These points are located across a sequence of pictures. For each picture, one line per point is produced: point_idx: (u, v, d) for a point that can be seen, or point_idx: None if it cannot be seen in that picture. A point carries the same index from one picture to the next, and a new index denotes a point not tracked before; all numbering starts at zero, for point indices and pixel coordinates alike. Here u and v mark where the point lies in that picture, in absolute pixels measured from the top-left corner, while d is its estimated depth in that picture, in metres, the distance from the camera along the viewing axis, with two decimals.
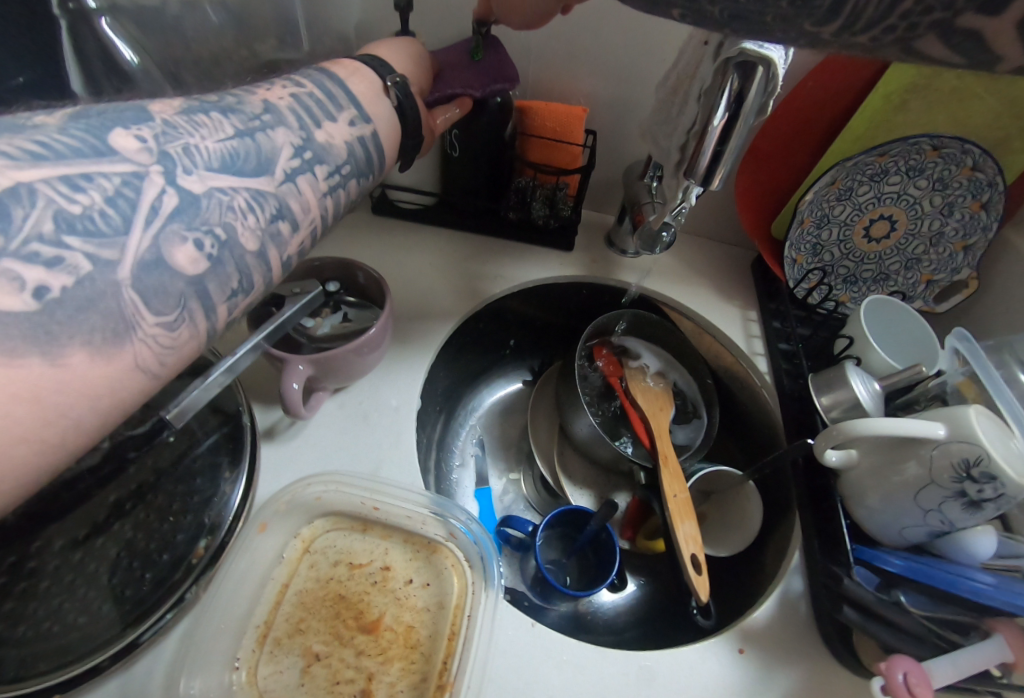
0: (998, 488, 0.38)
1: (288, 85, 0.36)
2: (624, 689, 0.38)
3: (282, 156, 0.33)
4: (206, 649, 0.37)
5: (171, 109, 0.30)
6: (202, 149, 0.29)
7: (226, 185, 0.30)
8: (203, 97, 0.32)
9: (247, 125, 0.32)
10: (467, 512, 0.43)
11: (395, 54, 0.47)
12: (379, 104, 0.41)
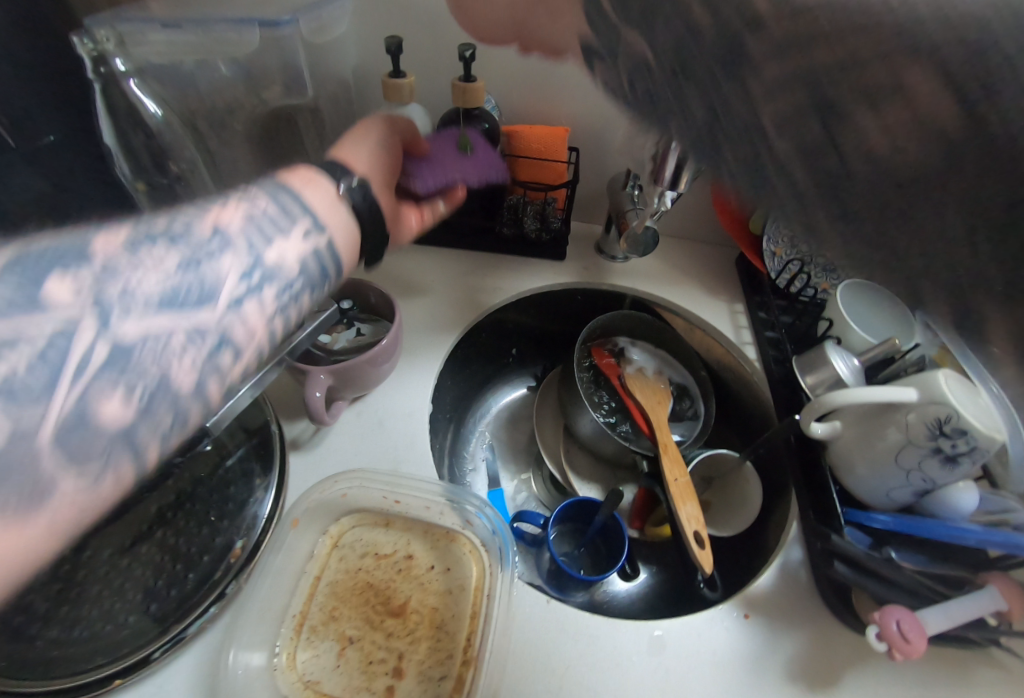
0: (970, 441, 0.41)
1: (243, 200, 0.34)
2: (638, 656, 0.41)
3: (228, 283, 0.30)
4: (252, 631, 0.40)
5: (113, 242, 0.27)
6: (141, 288, 0.27)
7: (161, 328, 0.27)
8: (150, 221, 0.30)
9: (193, 254, 0.29)
10: (480, 499, 0.47)
11: (359, 151, 0.44)
12: (340, 214, 0.39)
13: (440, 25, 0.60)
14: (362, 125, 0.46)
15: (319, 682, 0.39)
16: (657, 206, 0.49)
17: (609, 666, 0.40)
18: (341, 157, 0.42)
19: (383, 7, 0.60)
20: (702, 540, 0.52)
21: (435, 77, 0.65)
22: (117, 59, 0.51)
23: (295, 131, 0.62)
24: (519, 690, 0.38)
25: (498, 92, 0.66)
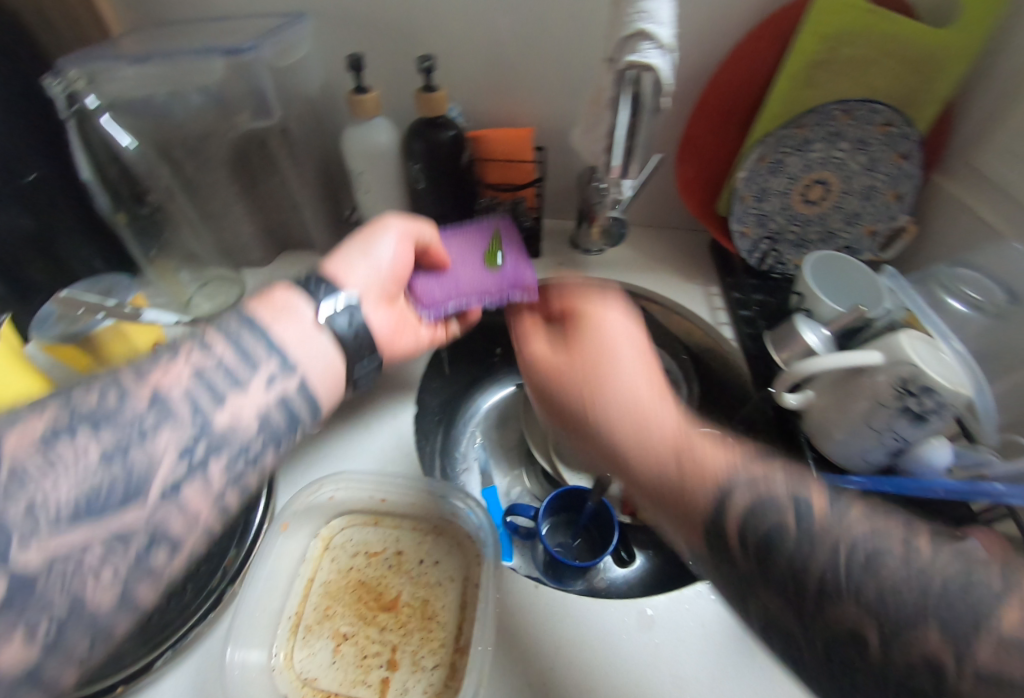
0: (936, 398, 0.43)
1: (193, 359, 0.34)
2: (628, 632, 0.42)
3: (163, 466, 0.30)
4: (250, 631, 0.41)
5: (27, 440, 0.27)
6: (53, 500, 0.26)
7: (76, 542, 0.26)
8: (80, 400, 0.30)
9: (120, 440, 0.29)
10: (465, 493, 0.48)
11: (349, 260, 0.46)
12: (316, 341, 0.39)
13: (398, 37, 0.63)
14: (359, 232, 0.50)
15: (317, 678, 0.40)
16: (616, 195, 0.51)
17: (600, 645, 0.41)
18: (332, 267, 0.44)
19: (342, 26, 0.62)
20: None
21: (399, 89, 0.67)
22: (89, 96, 0.52)
23: (266, 152, 0.64)
24: (511, 674, 0.39)
25: (462, 99, 0.67)
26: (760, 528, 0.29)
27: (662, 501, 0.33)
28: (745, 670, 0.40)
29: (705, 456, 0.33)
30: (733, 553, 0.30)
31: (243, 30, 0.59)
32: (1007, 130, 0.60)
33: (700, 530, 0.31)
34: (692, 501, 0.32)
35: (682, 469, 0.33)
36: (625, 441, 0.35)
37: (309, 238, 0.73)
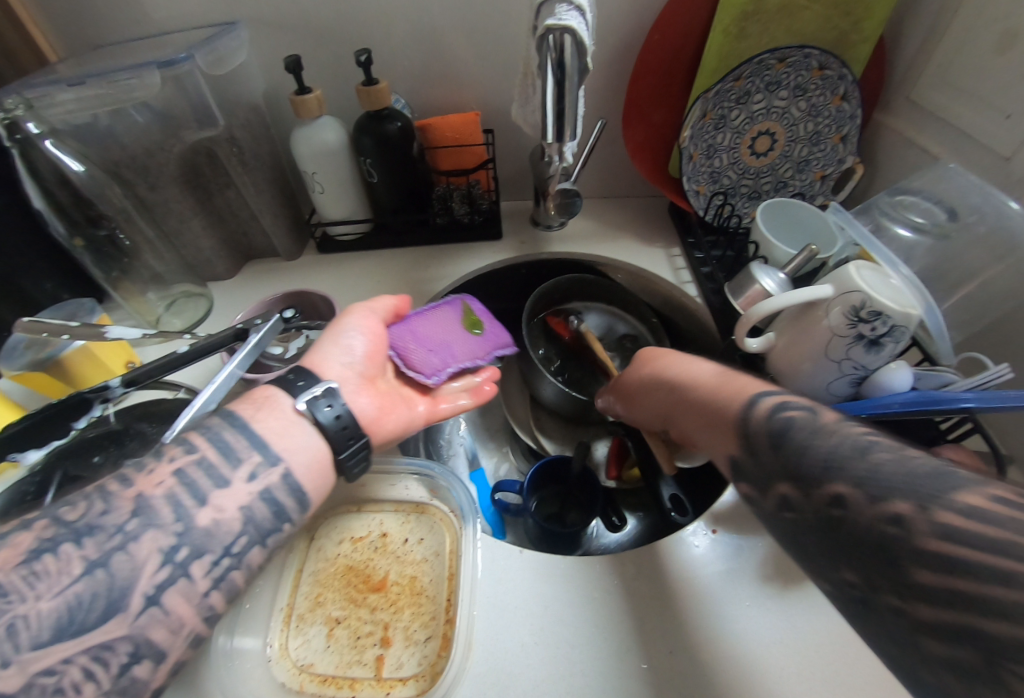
0: (887, 321, 0.44)
1: (181, 456, 0.36)
2: (614, 582, 0.42)
3: (144, 574, 0.31)
4: (247, 620, 0.42)
5: (11, 559, 0.29)
6: (33, 617, 0.28)
7: (58, 658, 0.28)
8: (67, 513, 0.32)
9: (103, 549, 0.31)
10: (443, 469, 0.49)
11: (321, 356, 0.47)
12: (300, 428, 0.40)
13: (333, 35, 0.63)
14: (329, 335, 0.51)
15: (312, 664, 0.40)
16: (559, 161, 0.53)
17: (587, 599, 0.41)
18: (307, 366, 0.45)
19: (277, 30, 0.63)
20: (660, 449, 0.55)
21: (342, 88, 0.68)
22: (29, 122, 0.51)
23: (218, 163, 0.65)
24: (500, 636, 0.39)
25: (407, 90, 0.68)
26: (776, 429, 0.35)
27: (699, 425, 0.42)
28: (731, 604, 0.41)
29: (731, 381, 0.42)
30: (756, 442, 0.35)
31: (179, 45, 0.59)
32: (937, 60, 0.61)
33: (731, 439, 0.38)
34: (726, 415, 0.39)
35: (710, 399, 0.41)
36: (668, 390, 0.46)
37: (272, 245, 0.74)
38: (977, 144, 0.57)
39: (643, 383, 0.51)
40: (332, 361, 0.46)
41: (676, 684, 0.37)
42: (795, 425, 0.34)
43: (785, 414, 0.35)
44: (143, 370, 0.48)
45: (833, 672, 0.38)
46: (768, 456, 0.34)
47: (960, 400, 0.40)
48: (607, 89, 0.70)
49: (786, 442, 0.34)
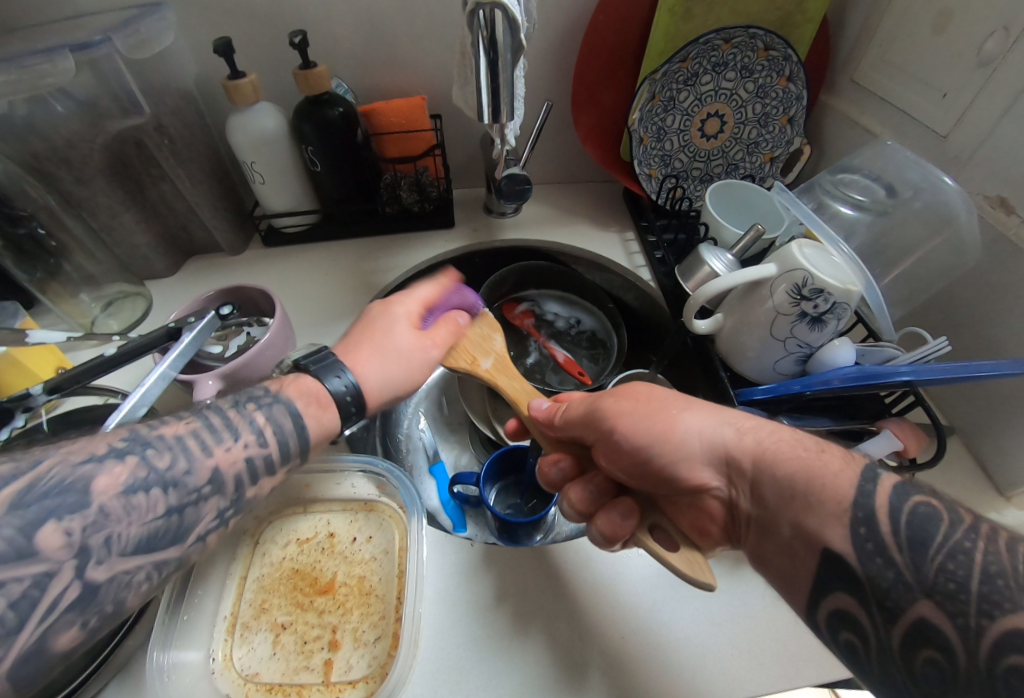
0: (828, 299, 0.44)
1: (252, 422, 0.35)
2: (566, 570, 0.43)
3: (203, 522, 0.31)
4: (187, 633, 0.40)
5: (114, 486, 0.27)
6: (124, 537, 0.27)
7: (133, 564, 0.28)
8: (155, 457, 0.30)
9: (183, 498, 0.30)
10: (386, 466, 0.47)
11: (388, 386, 0.42)
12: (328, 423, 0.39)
13: (266, 15, 0.60)
14: (376, 348, 0.43)
15: (257, 673, 0.39)
16: (503, 144, 0.52)
17: (542, 592, 0.42)
18: (369, 399, 0.41)
19: (205, 11, 0.60)
20: (661, 536, 0.36)
21: (279, 71, 0.65)
22: None
23: (149, 154, 0.60)
24: (450, 637, 0.39)
25: (349, 75, 0.66)
26: (907, 523, 0.28)
27: (789, 498, 0.31)
28: (682, 590, 0.42)
29: (808, 439, 0.34)
30: (881, 534, 0.28)
31: (96, 26, 0.55)
32: (878, 41, 0.62)
33: (841, 523, 0.29)
34: (837, 492, 0.30)
35: (806, 464, 0.32)
36: (730, 439, 0.35)
37: (214, 240, 0.71)
38: (914, 123, 0.58)
39: (681, 421, 0.37)
40: (397, 390, 0.43)
41: (632, 668, 0.38)
42: (940, 524, 0.28)
43: (914, 503, 0.29)
44: (64, 376, 0.45)
45: (786, 649, 0.39)
46: (891, 556, 0.28)
47: (898, 374, 0.41)
48: (556, 71, 0.69)
49: (926, 548, 0.27)
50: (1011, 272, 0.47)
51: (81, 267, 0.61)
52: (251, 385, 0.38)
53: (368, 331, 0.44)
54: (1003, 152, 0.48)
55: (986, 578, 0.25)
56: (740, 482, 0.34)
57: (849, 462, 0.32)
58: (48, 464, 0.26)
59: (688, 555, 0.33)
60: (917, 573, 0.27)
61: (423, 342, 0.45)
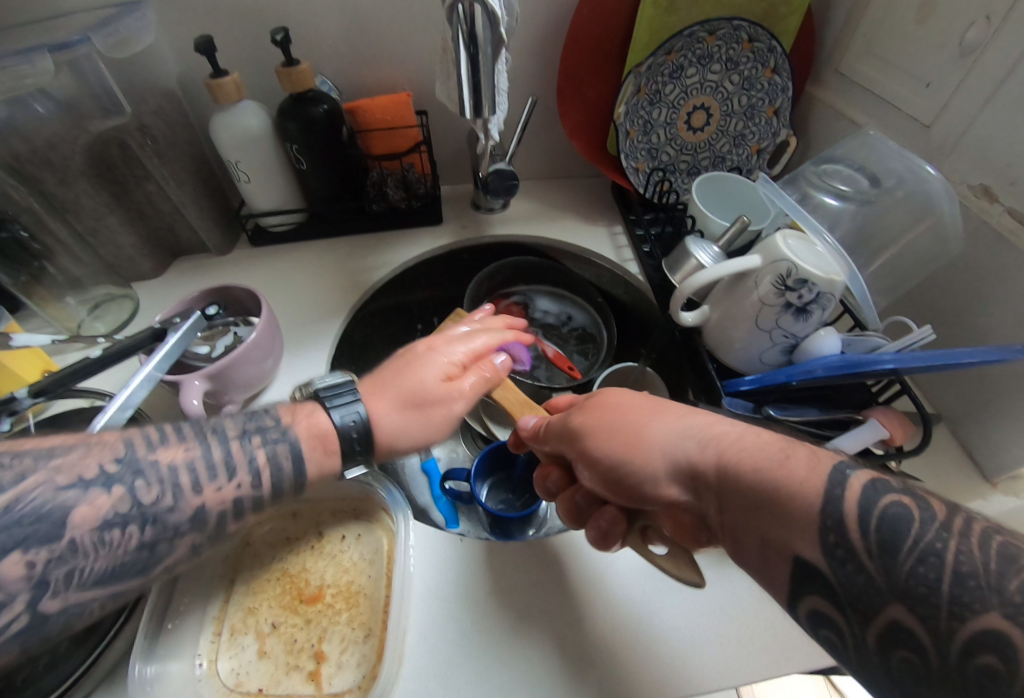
0: (812, 289, 0.44)
1: (241, 458, 0.35)
2: (553, 566, 0.43)
3: (168, 556, 0.31)
4: (173, 640, 0.40)
5: (92, 518, 0.28)
6: (86, 570, 0.27)
7: (87, 596, 0.28)
8: (142, 491, 0.30)
9: (159, 534, 0.30)
10: (375, 470, 0.47)
11: (404, 434, 0.41)
12: (329, 449, 0.38)
13: (247, 13, 0.60)
14: (403, 386, 0.42)
15: (243, 681, 0.39)
16: (486, 138, 0.52)
17: (530, 588, 0.42)
18: (377, 441, 0.40)
19: (185, 9, 0.59)
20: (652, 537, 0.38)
21: (262, 69, 0.65)
22: None
23: (131, 155, 0.60)
24: (439, 638, 0.39)
25: (333, 72, 0.66)
26: (876, 525, 0.25)
27: (754, 509, 0.29)
28: (670, 584, 0.42)
29: (780, 444, 0.30)
30: (850, 539, 0.25)
31: (75, 26, 0.55)
32: (861, 32, 0.62)
33: (809, 531, 0.26)
34: (804, 501, 0.27)
35: (769, 477, 0.28)
36: (693, 451, 0.33)
37: (201, 240, 0.70)
38: (899, 113, 0.58)
39: (645, 436, 0.35)
40: (409, 439, 0.41)
41: (617, 662, 0.38)
42: (911, 522, 0.24)
43: (885, 502, 0.25)
44: (49, 380, 0.44)
45: (774, 637, 0.40)
46: (862, 561, 0.24)
47: (881, 362, 0.41)
48: (542, 65, 0.69)
49: (894, 551, 0.24)
50: (994, 259, 0.47)
51: (66, 271, 0.61)
52: (259, 413, 0.38)
53: (406, 377, 0.43)
54: (985, 140, 0.49)
55: (958, 579, 0.22)
56: (706, 496, 0.32)
57: (814, 461, 0.28)
58: (33, 484, 0.27)
59: (676, 557, 0.36)
60: (886, 576, 0.24)
61: (452, 388, 0.44)
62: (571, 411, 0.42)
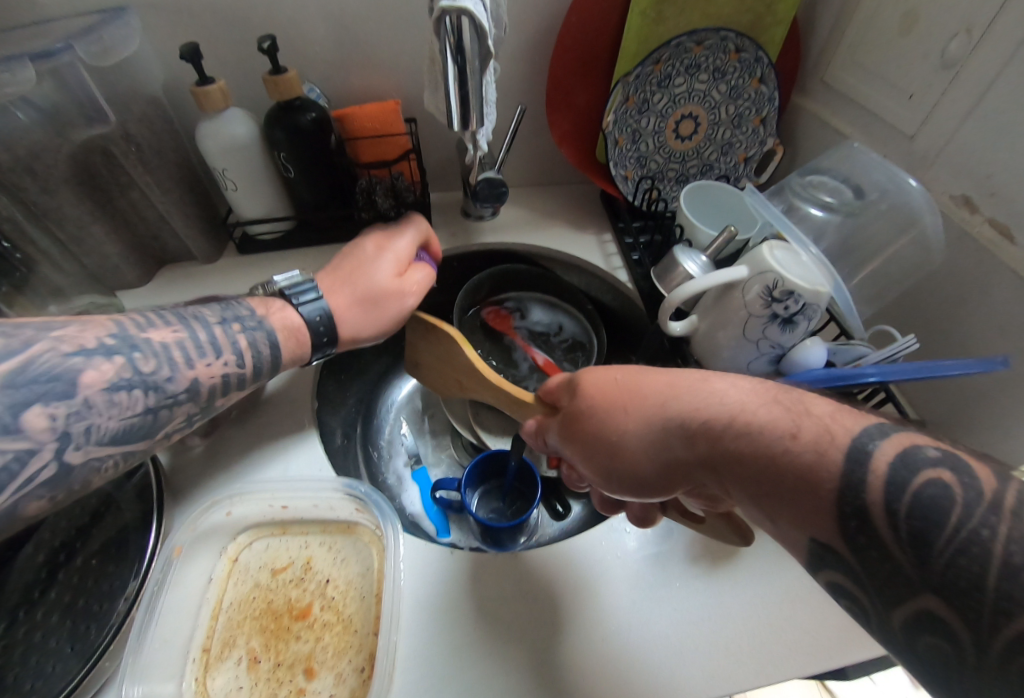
0: (798, 300, 0.45)
1: (226, 340, 0.38)
2: (543, 580, 0.43)
3: (166, 422, 0.35)
4: (157, 663, 0.39)
5: (98, 381, 0.31)
6: (102, 427, 0.31)
7: (105, 452, 0.32)
8: (140, 361, 0.33)
9: (160, 400, 0.34)
10: (364, 487, 0.47)
11: (363, 329, 0.45)
12: (299, 336, 0.43)
13: (234, 22, 0.60)
14: (358, 288, 0.45)
15: None
16: (475, 149, 0.52)
17: (521, 600, 0.42)
18: (341, 332, 0.44)
19: (170, 17, 0.59)
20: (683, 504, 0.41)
21: (248, 78, 0.65)
22: None
23: (116, 162, 0.59)
24: (429, 657, 0.39)
25: (321, 81, 0.66)
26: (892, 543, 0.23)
27: (762, 503, 0.28)
28: (661, 597, 0.42)
29: (777, 420, 0.28)
30: (876, 529, 0.23)
31: (56, 34, 0.54)
32: (845, 44, 0.63)
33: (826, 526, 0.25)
34: (815, 487, 0.25)
35: (768, 465, 0.27)
36: (683, 447, 0.32)
37: (187, 248, 0.69)
38: (882, 123, 0.59)
39: (628, 435, 0.35)
40: (367, 324, 0.46)
41: (606, 678, 0.38)
42: (952, 507, 0.22)
43: (919, 481, 0.23)
44: None
45: (762, 644, 0.40)
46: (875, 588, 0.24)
47: (865, 375, 0.41)
48: (530, 75, 0.69)
49: (929, 545, 0.22)
50: (974, 268, 0.48)
51: (49, 280, 0.57)
52: (235, 307, 0.41)
53: (356, 272, 0.46)
54: (966, 153, 0.50)
55: (1007, 571, 0.20)
56: (715, 483, 0.31)
57: (823, 446, 0.25)
58: (41, 351, 0.29)
59: (715, 527, 0.45)
60: (918, 580, 0.22)
61: (399, 286, 0.47)
62: (562, 416, 0.40)
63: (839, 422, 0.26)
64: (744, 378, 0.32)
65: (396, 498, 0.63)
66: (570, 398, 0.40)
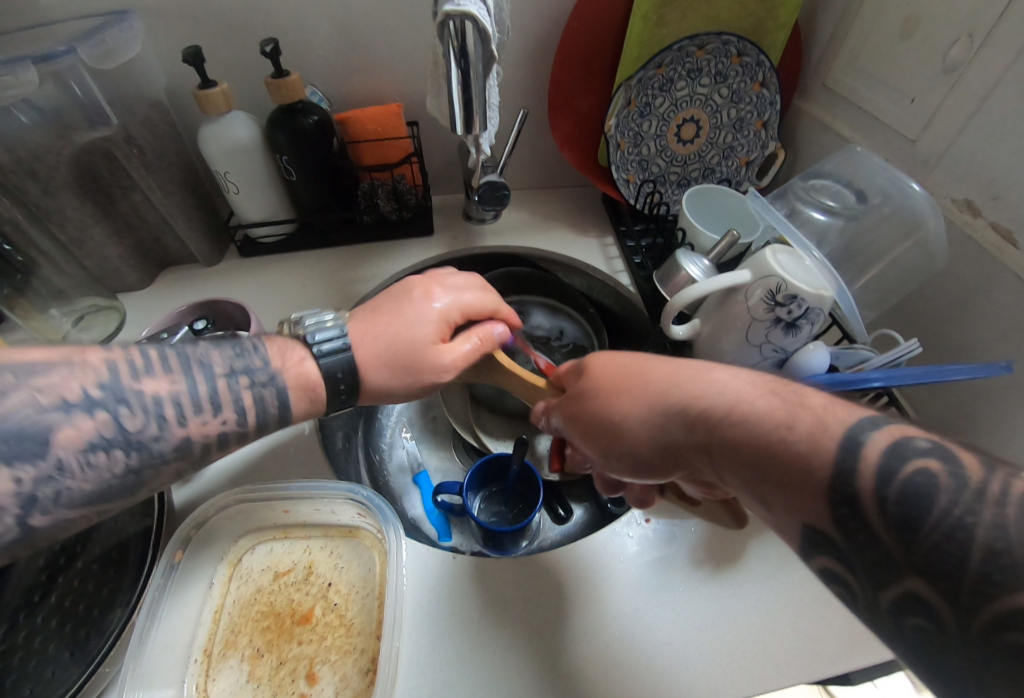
0: (802, 304, 0.45)
1: (227, 389, 0.36)
2: (546, 585, 0.43)
3: (149, 477, 0.33)
4: (157, 667, 0.39)
5: (76, 440, 0.29)
6: (72, 490, 0.29)
7: (75, 513, 0.30)
8: (126, 418, 0.32)
9: (144, 459, 0.32)
10: (366, 492, 0.46)
11: (390, 387, 0.43)
12: (308, 395, 0.40)
13: (237, 25, 0.60)
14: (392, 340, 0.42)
15: None
16: (477, 152, 0.52)
17: (523, 605, 0.42)
18: (362, 385, 0.42)
19: (173, 20, 0.59)
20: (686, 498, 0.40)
21: (251, 81, 0.65)
22: None
23: (117, 165, 0.59)
24: (431, 664, 0.38)
25: (323, 84, 0.66)
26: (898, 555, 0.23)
27: (753, 491, 0.27)
28: (664, 602, 0.42)
29: (775, 410, 0.27)
30: (865, 516, 0.23)
31: (59, 36, 0.54)
32: (848, 47, 0.63)
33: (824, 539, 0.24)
34: (806, 474, 0.25)
35: (760, 450, 0.27)
36: (679, 434, 0.31)
37: (189, 251, 0.69)
38: (884, 127, 0.59)
39: (627, 421, 0.35)
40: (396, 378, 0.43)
41: (610, 683, 0.38)
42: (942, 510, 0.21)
43: (907, 469, 0.22)
44: None
45: (766, 651, 0.40)
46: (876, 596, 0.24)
47: (870, 380, 0.41)
48: (533, 78, 0.69)
49: (915, 530, 0.21)
50: (977, 272, 0.48)
51: (50, 282, 0.58)
52: (247, 349, 0.39)
53: (396, 320, 0.44)
54: (970, 157, 0.49)
55: None
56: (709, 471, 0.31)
57: (818, 436, 0.25)
58: (17, 403, 0.28)
59: (712, 512, 0.47)
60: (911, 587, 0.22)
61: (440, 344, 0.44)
62: (566, 398, 0.41)
63: (835, 413, 0.26)
64: (747, 368, 0.32)
65: (398, 501, 0.63)
66: (578, 382, 0.40)
